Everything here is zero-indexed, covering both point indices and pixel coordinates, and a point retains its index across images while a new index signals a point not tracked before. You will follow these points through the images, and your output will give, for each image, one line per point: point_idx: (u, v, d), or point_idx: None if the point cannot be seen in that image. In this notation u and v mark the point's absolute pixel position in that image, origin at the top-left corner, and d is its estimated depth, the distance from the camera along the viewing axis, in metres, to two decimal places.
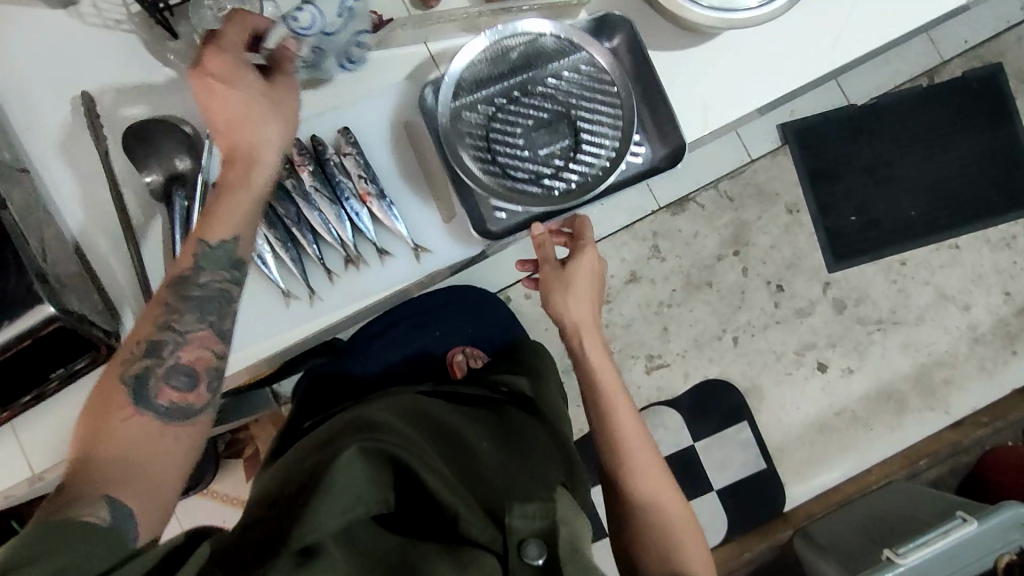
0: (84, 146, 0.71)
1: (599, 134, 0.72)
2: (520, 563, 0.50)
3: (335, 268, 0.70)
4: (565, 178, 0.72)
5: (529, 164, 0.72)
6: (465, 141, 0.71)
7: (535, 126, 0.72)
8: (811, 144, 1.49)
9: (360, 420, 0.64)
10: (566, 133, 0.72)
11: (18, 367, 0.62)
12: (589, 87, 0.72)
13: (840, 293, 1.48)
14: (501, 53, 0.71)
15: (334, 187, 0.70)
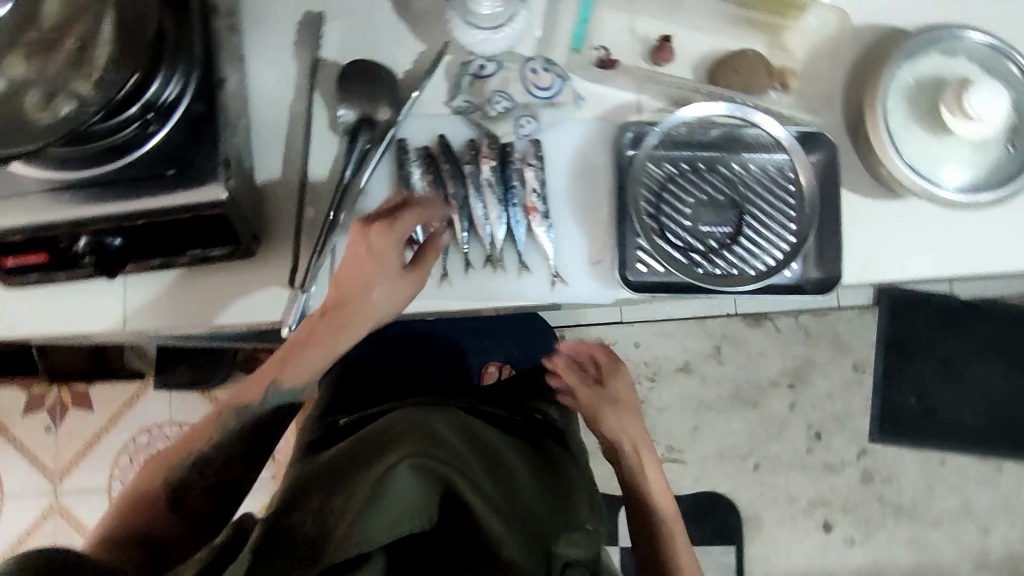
0: (295, 59, 0.74)
1: (763, 237, 0.73)
2: None
3: (473, 261, 0.71)
4: (716, 262, 0.73)
5: (688, 236, 0.73)
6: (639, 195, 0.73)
7: (707, 204, 0.73)
8: (900, 317, 1.49)
9: (410, 420, 0.65)
10: (732, 223, 0.73)
11: (165, 232, 0.63)
12: (771, 189, 0.73)
13: (871, 465, 1.47)
14: (703, 126, 0.73)
15: (505, 188, 0.71)
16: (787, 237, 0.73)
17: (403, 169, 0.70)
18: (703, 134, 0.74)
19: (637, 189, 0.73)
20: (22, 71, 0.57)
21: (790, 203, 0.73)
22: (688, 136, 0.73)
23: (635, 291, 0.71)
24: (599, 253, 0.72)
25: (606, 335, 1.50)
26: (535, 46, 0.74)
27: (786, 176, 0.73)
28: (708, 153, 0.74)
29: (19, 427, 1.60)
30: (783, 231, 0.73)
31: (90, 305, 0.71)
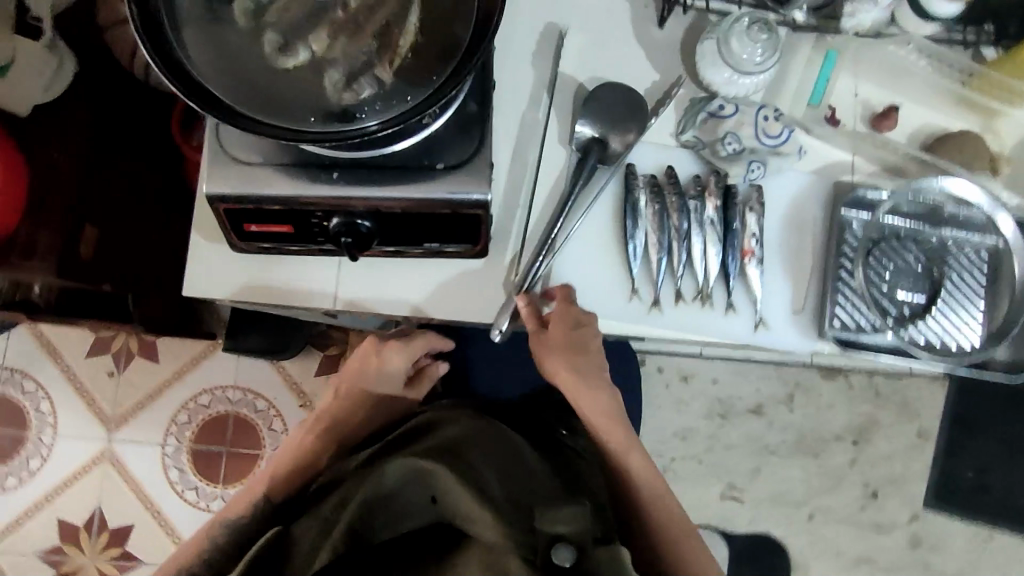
0: (533, 68, 0.74)
1: (957, 313, 0.75)
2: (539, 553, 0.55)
3: (682, 293, 0.73)
4: (908, 330, 0.75)
5: (886, 301, 0.75)
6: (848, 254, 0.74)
7: (908, 273, 0.75)
8: (970, 392, 1.52)
9: (445, 431, 0.75)
10: (928, 295, 0.75)
11: (414, 222, 0.65)
12: (967, 267, 0.75)
13: (921, 531, 1.50)
14: (919, 197, 0.75)
15: (724, 229, 0.73)
16: (978, 316, 0.75)
17: (631, 194, 0.72)
18: (914, 205, 0.75)
19: (847, 249, 0.74)
20: (326, 48, 0.59)
21: (982, 282, 0.75)
22: (895, 207, 0.75)
23: (831, 347, 0.74)
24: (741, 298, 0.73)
25: (684, 366, 1.51)
26: (767, 92, 0.76)
27: (982, 257, 0.75)
28: (912, 223, 0.75)
29: (81, 367, 1.58)
30: (973, 309, 0.75)
31: (302, 277, 0.71)
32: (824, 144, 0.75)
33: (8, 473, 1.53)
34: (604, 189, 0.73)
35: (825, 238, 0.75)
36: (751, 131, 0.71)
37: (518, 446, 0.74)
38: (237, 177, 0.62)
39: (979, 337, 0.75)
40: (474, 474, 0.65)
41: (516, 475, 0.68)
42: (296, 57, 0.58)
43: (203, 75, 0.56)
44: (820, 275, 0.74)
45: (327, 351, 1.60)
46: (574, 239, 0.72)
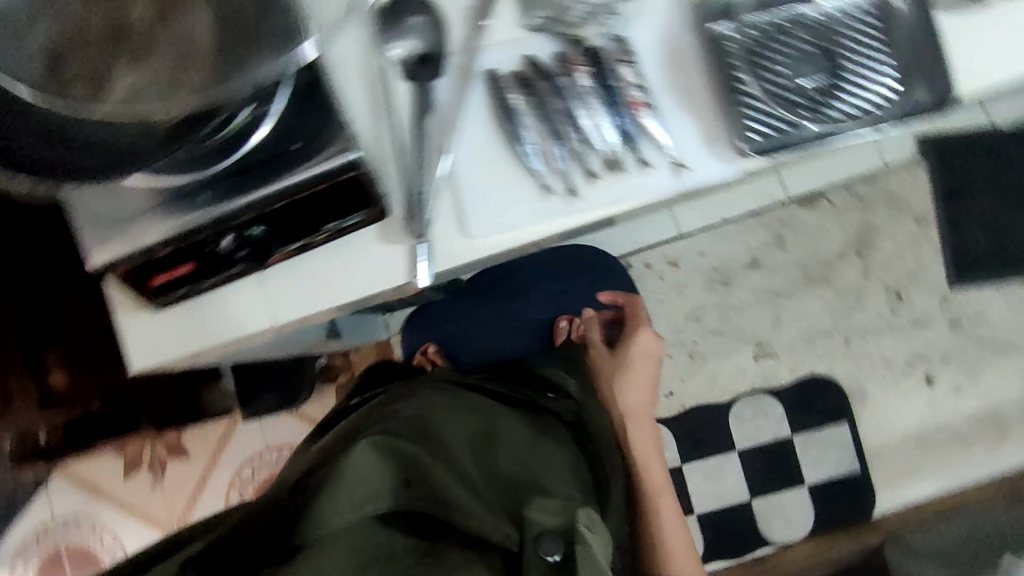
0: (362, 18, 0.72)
1: (864, 73, 0.72)
2: (537, 556, 0.63)
3: (594, 169, 0.71)
4: (823, 111, 0.72)
5: (792, 93, 0.72)
6: (735, 65, 0.71)
7: (802, 57, 0.73)
8: (948, 161, 1.50)
9: (400, 412, 0.78)
10: (830, 70, 0.73)
11: (302, 208, 0.64)
12: (858, 29, 0.73)
13: (958, 311, 1.49)
14: None
15: (607, 91, 0.71)
16: (886, 66, 0.72)
17: (502, 98, 0.70)
18: None
19: (732, 59, 0.71)
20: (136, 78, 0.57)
21: (878, 37, 0.73)
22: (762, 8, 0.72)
23: (756, 162, 0.72)
24: (629, 152, 0.70)
25: (669, 252, 1.50)
26: None
27: (868, 13, 0.73)
28: (788, 7, 0.72)
29: (124, 490, 1.61)
30: (879, 62, 0.72)
31: (234, 307, 0.71)
32: None
33: None
34: (476, 104, 0.71)
35: (708, 55, 0.72)
36: None
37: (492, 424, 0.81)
38: (121, 238, 0.61)
39: (897, 88, 0.72)
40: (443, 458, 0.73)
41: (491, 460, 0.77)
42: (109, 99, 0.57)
43: (48, 172, 0.58)
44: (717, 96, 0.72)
45: (337, 381, 1.60)
46: (467, 167, 0.72)
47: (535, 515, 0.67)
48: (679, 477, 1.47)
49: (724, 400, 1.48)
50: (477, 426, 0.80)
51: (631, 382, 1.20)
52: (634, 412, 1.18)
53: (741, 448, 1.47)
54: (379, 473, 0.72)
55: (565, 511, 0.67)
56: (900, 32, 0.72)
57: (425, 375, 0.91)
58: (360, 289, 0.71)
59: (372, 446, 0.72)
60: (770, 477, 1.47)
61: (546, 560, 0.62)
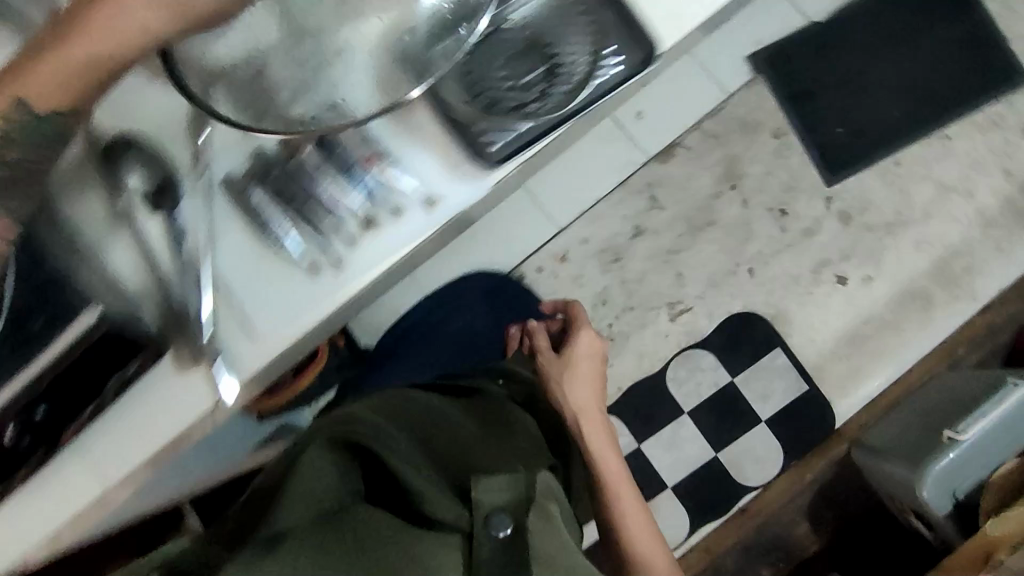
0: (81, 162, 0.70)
1: (578, 46, 0.72)
2: (486, 531, 0.57)
3: (355, 233, 0.73)
4: (552, 96, 0.72)
5: (516, 94, 0.72)
6: (452, 93, 0.72)
7: (514, 55, 0.73)
8: (783, 68, 1.52)
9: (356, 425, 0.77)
10: (546, 56, 0.73)
11: (75, 375, 0.69)
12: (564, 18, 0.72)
13: (843, 206, 1.51)
14: None
15: (336, 158, 0.73)
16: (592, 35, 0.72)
17: (244, 201, 0.72)
18: None
19: (446, 88, 0.72)
20: None
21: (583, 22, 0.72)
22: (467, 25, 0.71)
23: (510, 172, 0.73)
24: (380, 207, 0.72)
25: (556, 249, 1.52)
26: None
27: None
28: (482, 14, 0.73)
29: None
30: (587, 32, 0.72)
31: (67, 483, 0.73)
32: None
33: None
34: (224, 214, 0.72)
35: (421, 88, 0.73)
36: None
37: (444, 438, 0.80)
38: None
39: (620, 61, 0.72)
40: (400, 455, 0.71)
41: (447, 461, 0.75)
42: None
43: None
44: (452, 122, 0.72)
45: None
46: (237, 270, 0.72)
47: (481, 492, 0.61)
48: (641, 458, 1.45)
49: (658, 369, 1.48)
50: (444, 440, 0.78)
51: (577, 382, 1.11)
52: (582, 407, 1.08)
53: (690, 409, 1.47)
54: (338, 475, 0.68)
55: (516, 487, 0.62)
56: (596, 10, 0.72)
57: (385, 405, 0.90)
58: (162, 437, 0.72)
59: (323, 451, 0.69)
60: (727, 426, 1.46)
61: (496, 536, 0.57)
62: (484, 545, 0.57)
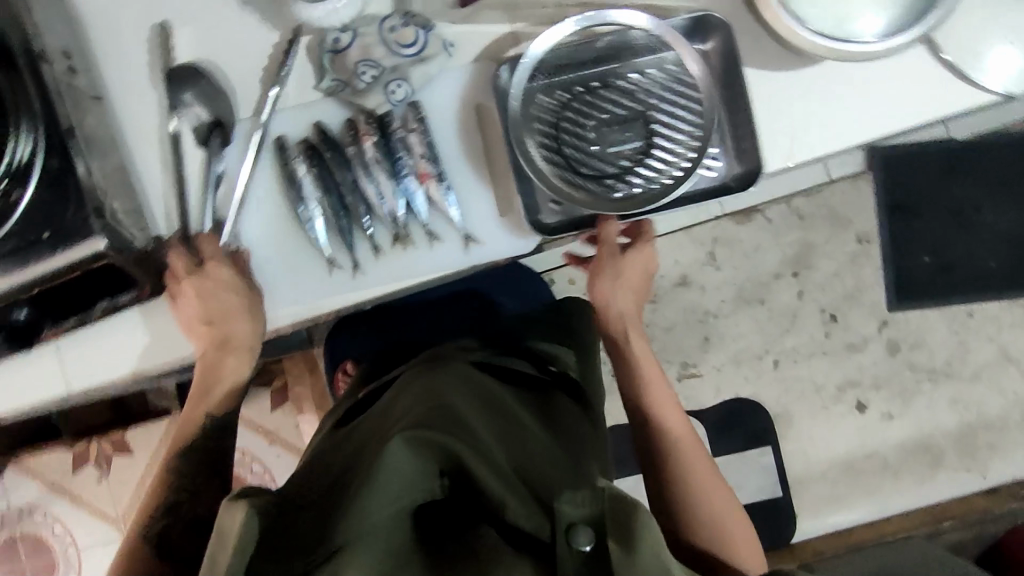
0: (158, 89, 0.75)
1: (672, 133, 0.76)
2: (567, 547, 0.53)
3: (382, 243, 0.76)
4: (629, 179, 0.76)
5: (598, 162, 0.76)
6: (537, 139, 0.76)
7: (610, 125, 0.77)
8: (898, 174, 1.40)
9: (421, 404, 0.75)
10: (641, 136, 0.76)
11: (52, 300, 0.65)
12: (676, 87, 0.76)
13: (895, 335, 1.42)
14: (583, 50, 0.76)
15: (392, 161, 0.74)
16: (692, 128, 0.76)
17: (288, 166, 0.74)
18: (588, 53, 0.76)
19: (535, 134, 0.76)
20: None
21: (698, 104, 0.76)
22: (578, 46, 0.75)
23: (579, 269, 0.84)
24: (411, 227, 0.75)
25: None
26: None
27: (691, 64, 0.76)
28: (597, 73, 0.77)
29: (74, 483, 1.69)
30: (689, 125, 0.76)
31: (31, 373, 0.77)
32: (452, 37, 0.74)
33: None
34: (265, 175, 0.75)
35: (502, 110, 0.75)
36: (377, 53, 0.71)
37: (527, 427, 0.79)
38: None
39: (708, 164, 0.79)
40: (485, 455, 0.65)
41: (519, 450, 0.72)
42: None
43: None
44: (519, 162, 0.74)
45: (273, 386, 1.65)
46: (257, 235, 0.76)
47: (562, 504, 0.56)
48: None
49: None
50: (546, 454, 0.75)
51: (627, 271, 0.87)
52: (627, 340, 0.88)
53: None
54: (416, 462, 0.63)
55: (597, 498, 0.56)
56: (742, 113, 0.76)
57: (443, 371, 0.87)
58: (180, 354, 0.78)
59: (404, 441, 0.63)
60: None
61: (578, 551, 0.53)
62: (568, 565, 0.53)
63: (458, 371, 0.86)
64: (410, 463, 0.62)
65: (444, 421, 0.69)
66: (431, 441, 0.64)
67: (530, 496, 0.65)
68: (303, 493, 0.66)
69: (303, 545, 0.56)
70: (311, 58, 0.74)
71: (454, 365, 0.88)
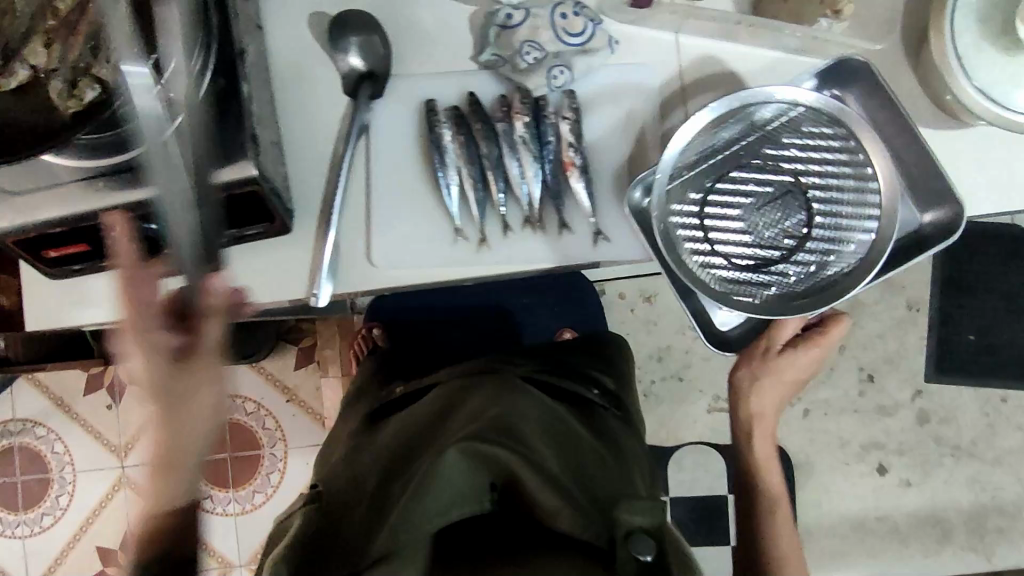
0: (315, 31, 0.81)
1: (829, 211, 0.84)
2: (628, 554, 0.60)
3: (512, 224, 0.83)
4: (791, 260, 0.86)
5: (754, 250, 0.86)
6: (684, 232, 0.85)
7: (759, 207, 0.86)
8: (959, 252, 1.42)
9: (478, 412, 0.80)
10: (798, 212, 0.85)
11: (182, 216, 0.65)
12: (813, 163, 0.84)
13: (926, 406, 1.44)
14: (717, 136, 0.84)
15: (539, 144, 0.82)
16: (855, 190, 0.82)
17: (434, 131, 0.81)
18: (720, 140, 0.85)
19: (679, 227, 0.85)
20: (42, 59, 0.57)
21: (857, 165, 0.82)
22: (711, 135, 0.84)
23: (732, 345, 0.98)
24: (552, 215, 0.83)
25: (646, 287, 1.45)
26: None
27: (823, 118, 0.82)
28: (739, 145, 0.85)
29: (83, 405, 1.67)
30: (841, 189, 0.84)
31: (128, 286, 0.76)
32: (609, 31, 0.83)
33: (42, 514, 1.65)
34: (415, 132, 0.83)
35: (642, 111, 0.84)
36: (543, 35, 0.80)
37: (569, 425, 0.83)
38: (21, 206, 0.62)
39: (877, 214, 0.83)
40: (536, 458, 0.71)
41: (574, 452, 0.78)
42: (20, 74, 0.57)
43: None
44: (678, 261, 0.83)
45: (300, 345, 1.64)
46: (393, 192, 0.83)
47: (625, 513, 0.63)
48: None
49: (670, 446, 1.46)
50: (596, 455, 0.80)
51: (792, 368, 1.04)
52: (759, 416, 1.07)
53: (674, 497, 1.46)
54: (469, 476, 0.70)
55: (656, 513, 0.64)
56: (914, 155, 0.83)
57: (499, 373, 0.91)
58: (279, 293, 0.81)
59: (459, 451, 0.70)
60: (697, 532, 1.45)
61: (637, 558, 0.59)
62: (628, 566, 0.59)
63: (514, 381, 0.89)
64: (464, 478, 0.69)
65: (498, 429, 0.74)
66: (484, 452, 0.70)
67: (584, 500, 0.70)
68: (364, 511, 0.76)
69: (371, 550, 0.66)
70: (472, 28, 0.83)
71: (512, 371, 0.93)
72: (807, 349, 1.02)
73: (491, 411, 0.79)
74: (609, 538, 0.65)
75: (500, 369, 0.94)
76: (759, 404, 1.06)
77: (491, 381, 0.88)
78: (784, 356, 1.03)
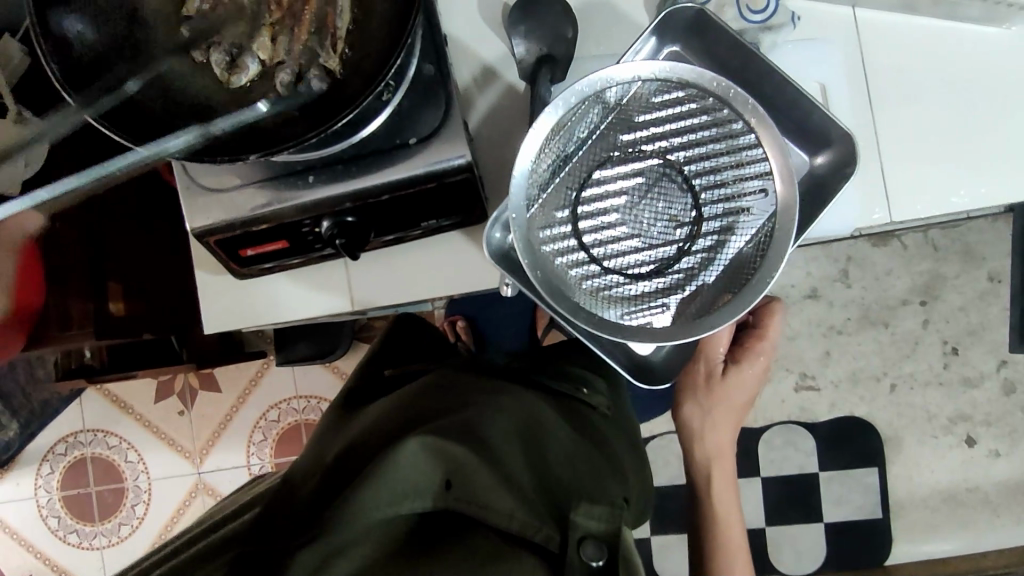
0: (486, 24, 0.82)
1: (728, 186, 0.68)
2: (579, 557, 0.57)
3: None
4: (694, 247, 0.70)
5: (651, 253, 0.70)
6: (568, 261, 0.69)
7: (638, 199, 0.69)
8: None
9: (430, 414, 0.74)
10: (686, 193, 0.69)
11: (388, 212, 0.70)
12: (681, 135, 0.68)
13: (1012, 376, 1.44)
14: (575, 125, 0.68)
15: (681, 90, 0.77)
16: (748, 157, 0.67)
17: None
18: (579, 130, 0.68)
19: (560, 254, 0.69)
20: (271, 53, 0.65)
21: (731, 126, 0.67)
22: (563, 138, 0.67)
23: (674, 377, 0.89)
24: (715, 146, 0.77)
25: None
26: None
27: (671, 84, 0.66)
28: (597, 133, 0.69)
29: (156, 412, 1.65)
30: (736, 166, 0.68)
31: (317, 284, 0.84)
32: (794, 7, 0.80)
33: (120, 524, 1.63)
34: None
35: (819, 90, 0.79)
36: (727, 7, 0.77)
37: (536, 428, 0.80)
38: (221, 208, 0.68)
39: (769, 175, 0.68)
40: (492, 461, 0.67)
41: (536, 459, 0.74)
42: (247, 72, 0.64)
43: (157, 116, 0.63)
44: (567, 294, 0.68)
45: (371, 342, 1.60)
46: None
47: (580, 519, 0.62)
48: None
49: (758, 426, 1.48)
50: (556, 461, 0.77)
51: (740, 382, 1.00)
52: (717, 452, 1.03)
53: (765, 476, 1.47)
54: (418, 469, 0.62)
55: (611, 522, 0.63)
56: (791, 99, 0.74)
57: (442, 378, 0.87)
58: (423, 290, 0.83)
59: (421, 444, 0.63)
60: (789, 508, 1.47)
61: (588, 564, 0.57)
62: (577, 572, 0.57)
63: (477, 385, 0.85)
64: (421, 474, 0.62)
65: (459, 432, 0.69)
66: (445, 451, 0.64)
67: (544, 508, 0.66)
68: (298, 492, 0.68)
69: (304, 535, 0.58)
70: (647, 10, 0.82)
71: (461, 373, 0.89)
72: (750, 360, 0.99)
73: (419, 422, 0.73)
74: (562, 543, 0.60)
75: (458, 375, 0.88)
76: (702, 420, 1.03)
77: (460, 384, 0.85)
78: (730, 376, 1.00)
